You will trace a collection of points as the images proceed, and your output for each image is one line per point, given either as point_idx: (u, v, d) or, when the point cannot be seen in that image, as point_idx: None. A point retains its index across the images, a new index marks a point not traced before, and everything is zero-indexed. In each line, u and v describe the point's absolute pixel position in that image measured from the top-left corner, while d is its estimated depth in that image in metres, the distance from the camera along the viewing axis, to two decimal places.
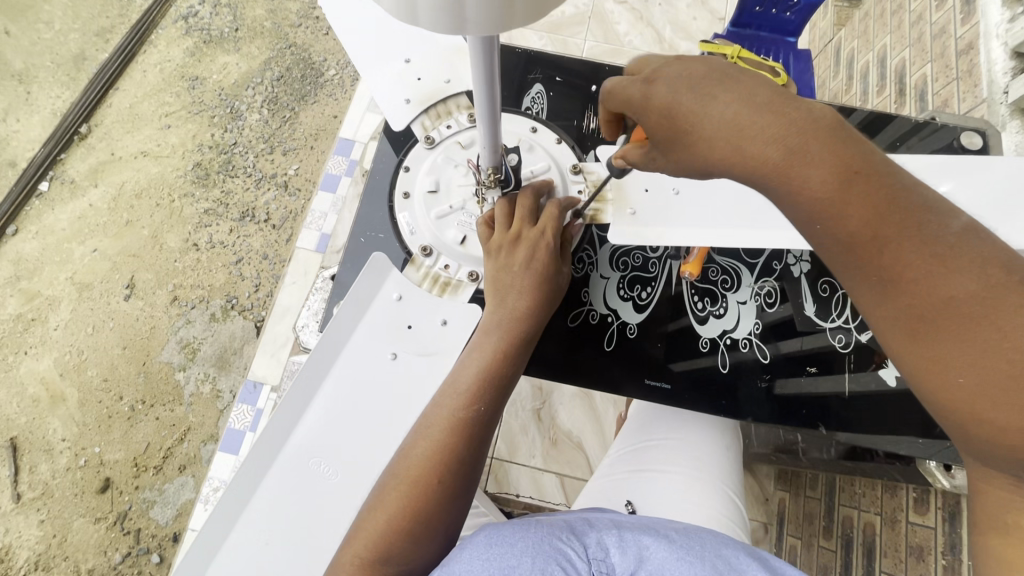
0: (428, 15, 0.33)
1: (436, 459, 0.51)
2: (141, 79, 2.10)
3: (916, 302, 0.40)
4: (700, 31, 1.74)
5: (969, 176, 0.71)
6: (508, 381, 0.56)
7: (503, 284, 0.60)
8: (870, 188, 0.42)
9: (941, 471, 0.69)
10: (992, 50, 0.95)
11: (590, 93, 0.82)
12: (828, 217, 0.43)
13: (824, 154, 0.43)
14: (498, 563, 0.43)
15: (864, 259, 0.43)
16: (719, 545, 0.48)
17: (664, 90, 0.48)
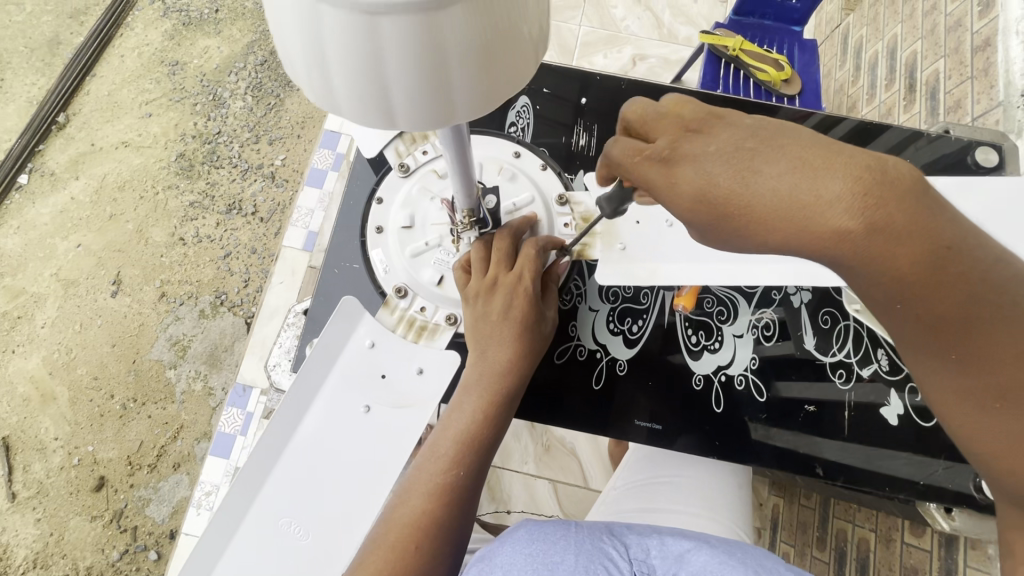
0: (353, 104, 0.32)
1: (414, 531, 0.48)
2: (119, 64, 2.01)
3: (993, 381, 0.39)
4: (700, 14, 1.65)
5: (978, 202, 0.68)
6: (490, 444, 0.54)
7: (485, 332, 0.57)
8: (949, 273, 0.38)
9: (940, 513, 0.68)
10: (1011, 48, 0.89)
11: (580, 105, 0.77)
12: (912, 296, 0.39)
13: (899, 238, 0.37)
14: (541, 557, 0.43)
15: (933, 339, 0.40)
16: (762, 556, 0.44)
17: (688, 171, 0.42)
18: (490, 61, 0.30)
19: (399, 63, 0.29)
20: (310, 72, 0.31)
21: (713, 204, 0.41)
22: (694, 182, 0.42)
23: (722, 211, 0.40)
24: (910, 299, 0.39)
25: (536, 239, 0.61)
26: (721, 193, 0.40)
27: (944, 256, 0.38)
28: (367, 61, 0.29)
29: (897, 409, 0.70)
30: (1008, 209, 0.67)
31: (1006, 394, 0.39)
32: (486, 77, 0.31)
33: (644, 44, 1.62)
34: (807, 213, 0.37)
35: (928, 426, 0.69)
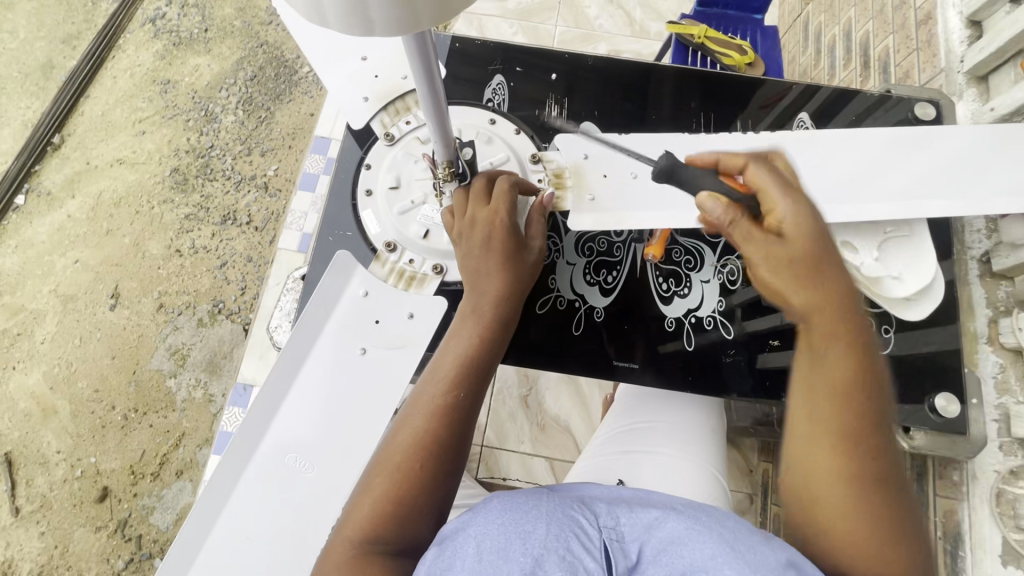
0: (339, 19, 0.33)
1: (414, 450, 0.51)
2: (112, 85, 2.08)
3: (861, 462, 0.47)
4: (669, 11, 1.74)
5: (925, 147, 0.75)
6: (485, 372, 0.58)
7: (474, 270, 0.61)
8: (871, 390, 0.50)
9: (900, 434, 0.76)
10: (949, 19, 0.97)
11: (550, 81, 0.94)
12: (840, 385, 0.50)
13: (860, 360, 0.51)
14: (513, 525, 0.37)
15: (835, 413, 0.49)
16: (723, 516, 0.41)
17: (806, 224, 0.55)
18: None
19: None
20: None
21: (803, 256, 0.53)
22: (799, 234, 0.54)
23: (805, 254, 0.53)
24: (837, 384, 0.50)
25: (510, 177, 0.66)
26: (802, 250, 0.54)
27: (872, 385, 0.51)
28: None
29: None
30: (956, 153, 0.74)
31: (864, 472, 0.47)
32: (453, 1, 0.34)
33: (617, 42, 1.70)
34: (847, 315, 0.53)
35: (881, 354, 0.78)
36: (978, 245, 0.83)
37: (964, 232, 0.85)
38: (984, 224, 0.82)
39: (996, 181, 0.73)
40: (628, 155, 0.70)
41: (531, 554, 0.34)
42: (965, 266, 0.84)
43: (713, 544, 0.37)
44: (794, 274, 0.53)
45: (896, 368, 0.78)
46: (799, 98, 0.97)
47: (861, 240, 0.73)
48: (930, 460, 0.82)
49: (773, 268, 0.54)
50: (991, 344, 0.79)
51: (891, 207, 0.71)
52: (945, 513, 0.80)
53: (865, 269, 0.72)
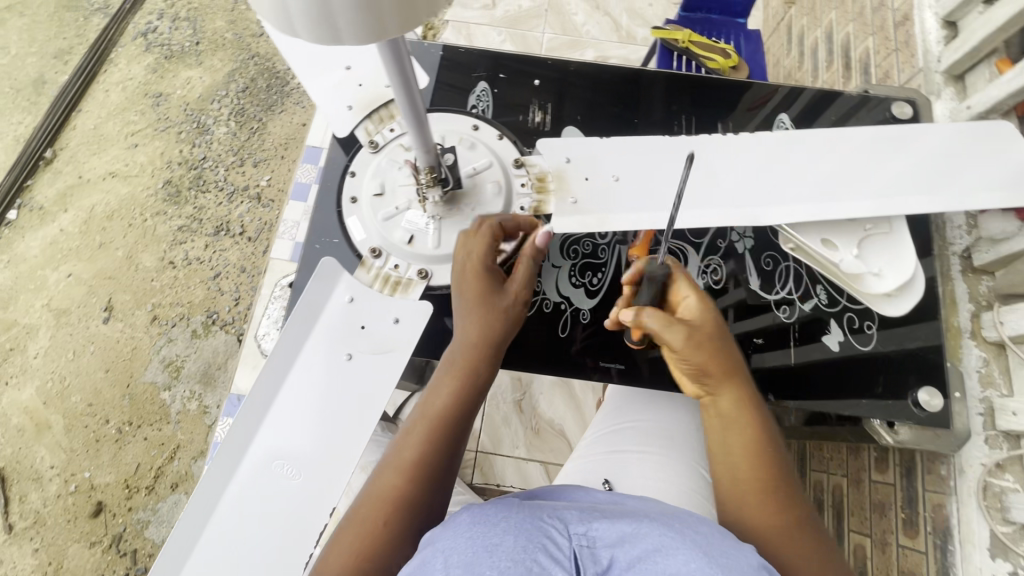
0: (307, 29, 0.35)
1: (383, 506, 0.52)
2: (103, 99, 2.08)
3: (777, 494, 0.55)
4: (655, 17, 1.76)
5: (904, 146, 0.76)
6: (464, 423, 0.59)
7: (458, 315, 0.64)
8: (770, 437, 0.59)
9: (885, 428, 0.77)
10: (925, 21, 0.99)
11: (533, 86, 0.96)
12: (746, 436, 0.58)
13: (756, 413, 0.60)
14: (481, 538, 0.38)
15: (748, 461, 0.57)
16: (695, 521, 0.43)
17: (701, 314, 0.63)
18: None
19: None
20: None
21: (713, 335, 0.61)
22: (708, 316, 0.62)
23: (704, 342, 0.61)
24: (741, 436, 0.59)
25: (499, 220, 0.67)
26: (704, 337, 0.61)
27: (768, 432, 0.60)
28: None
29: (837, 338, 0.81)
30: (935, 151, 0.75)
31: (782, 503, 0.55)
32: (419, 8, 0.35)
33: (604, 48, 1.72)
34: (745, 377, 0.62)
35: (865, 350, 0.80)
36: (960, 241, 0.83)
37: (945, 228, 0.85)
38: (965, 220, 0.83)
39: (975, 178, 0.73)
40: (610, 158, 0.72)
41: (498, 567, 0.35)
42: (947, 262, 0.84)
43: (687, 550, 0.38)
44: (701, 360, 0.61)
45: (882, 365, 0.80)
46: (780, 97, 0.99)
47: (841, 239, 0.75)
48: (919, 455, 0.83)
49: (694, 348, 0.60)
50: (975, 339, 0.79)
51: (876, 205, 0.72)
52: (935, 507, 0.80)
53: (845, 265, 0.74)
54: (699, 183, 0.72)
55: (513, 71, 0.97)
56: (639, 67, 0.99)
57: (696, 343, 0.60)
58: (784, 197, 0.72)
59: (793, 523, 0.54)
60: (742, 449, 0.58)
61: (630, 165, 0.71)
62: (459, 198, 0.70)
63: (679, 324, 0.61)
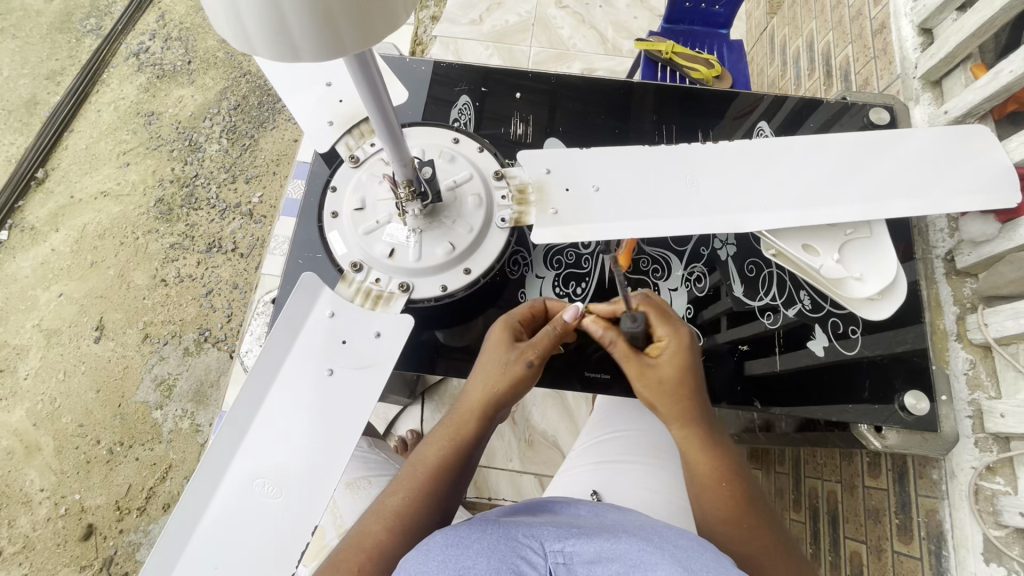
0: (265, 45, 0.35)
1: (363, 553, 0.52)
2: (96, 119, 2.09)
3: (746, 528, 0.56)
4: (640, 29, 1.79)
5: (882, 152, 0.76)
6: (455, 477, 0.59)
7: (473, 369, 0.65)
8: (740, 471, 0.59)
9: (872, 434, 0.76)
10: (902, 28, 1.00)
11: (516, 99, 0.97)
12: (716, 472, 0.58)
13: (721, 448, 0.60)
14: (454, 562, 0.39)
15: (720, 494, 0.57)
16: (674, 535, 0.43)
17: (667, 354, 0.63)
18: (376, 9, 0.34)
19: (298, 10, 0.33)
20: (225, 18, 0.34)
21: (673, 378, 0.62)
22: (675, 359, 0.62)
23: (668, 385, 0.62)
24: (710, 475, 0.58)
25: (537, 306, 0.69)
26: (665, 380, 0.62)
27: (737, 467, 0.60)
28: (269, 6, 0.32)
29: (822, 343, 0.82)
30: (914, 157, 0.76)
31: (754, 540, 0.55)
32: (376, 23, 0.35)
33: (591, 60, 1.74)
34: (706, 413, 0.62)
35: (849, 354, 0.81)
36: (942, 245, 0.84)
37: (927, 231, 0.86)
38: (946, 223, 0.84)
39: (953, 183, 0.74)
40: (591, 168, 0.72)
41: None
42: (931, 265, 0.85)
43: (665, 566, 0.38)
44: (657, 400, 0.62)
45: (867, 369, 0.80)
46: (760, 106, 1.00)
47: (822, 243, 0.75)
48: (910, 459, 0.82)
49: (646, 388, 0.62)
50: (961, 341, 0.79)
51: (857, 210, 0.72)
52: (927, 512, 0.79)
53: (826, 270, 0.74)
54: (681, 192, 0.72)
55: (496, 85, 0.98)
56: (625, 79, 1.00)
57: (645, 378, 0.62)
58: (765, 205, 0.73)
59: (762, 554, 0.54)
60: (702, 483, 0.58)
61: (609, 176, 0.72)
62: (440, 211, 0.71)
63: (633, 360, 0.63)
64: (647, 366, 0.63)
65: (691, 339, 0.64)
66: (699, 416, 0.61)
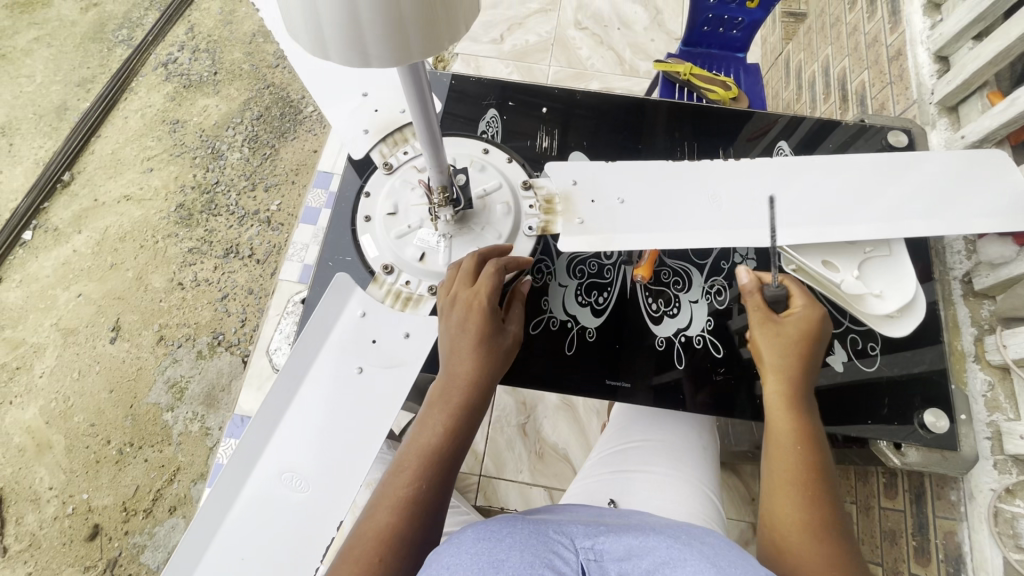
0: (339, 52, 0.37)
1: (377, 542, 0.51)
2: (123, 125, 2.16)
3: (802, 488, 0.57)
4: (657, 51, 1.83)
5: (903, 172, 0.78)
6: (452, 461, 0.58)
7: (448, 349, 0.63)
8: (819, 445, 0.61)
9: (891, 451, 0.77)
10: (918, 55, 1.03)
11: (541, 114, 1.00)
12: (796, 434, 0.61)
13: (810, 420, 0.63)
14: (487, 555, 0.39)
15: (789, 453, 0.60)
16: (701, 534, 0.44)
17: (791, 323, 0.67)
18: (443, 19, 0.37)
19: (371, 21, 0.35)
20: (305, 22, 0.37)
21: (795, 337, 0.66)
22: (802, 325, 0.67)
23: (796, 344, 0.66)
24: (789, 433, 0.61)
25: (501, 260, 0.68)
26: (792, 340, 0.66)
27: (816, 441, 0.61)
28: (347, 18, 0.35)
29: (841, 358, 0.82)
30: (933, 179, 0.77)
31: (805, 497, 0.56)
32: (442, 35, 0.38)
33: (608, 79, 1.78)
34: (806, 380, 0.65)
35: (868, 371, 0.81)
36: (959, 266, 0.85)
37: (945, 253, 0.87)
38: (964, 245, 0.85)
39: (973, 204, 0.75)
40: (615, 180, 0.74)
41: None
42: (949, 287, 0.86)
43: (694, 562, 0.39)
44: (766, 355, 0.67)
45: (886, 388, 0.80)
46: (780, 127, 1.02)
47: (842, 260, 0.76)
48: (928, 480, 0.82)
49: (772, 340, 0.67)
50: (979, 363, 0.80)
51: (874, 227, 0.74)
52: (945, 534, 0.79)
53: (846, 286, 0.75)
54: (704, 205, 0.74)
55: (522, 100, 1.02)
56: (646, 97, 1.03)
57: (766, 328, 0.68)
58: (785, 220, 0.74)
59: (814, 527, 0.54)
60: (775, 431, 0.62)
61: (634, 189, 0.74)
62: (469, 217, 0.73)
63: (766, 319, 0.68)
64: (772, 320, 0.68)
65: (824, 318, 0.68)
66: (801, 384, 0.64)
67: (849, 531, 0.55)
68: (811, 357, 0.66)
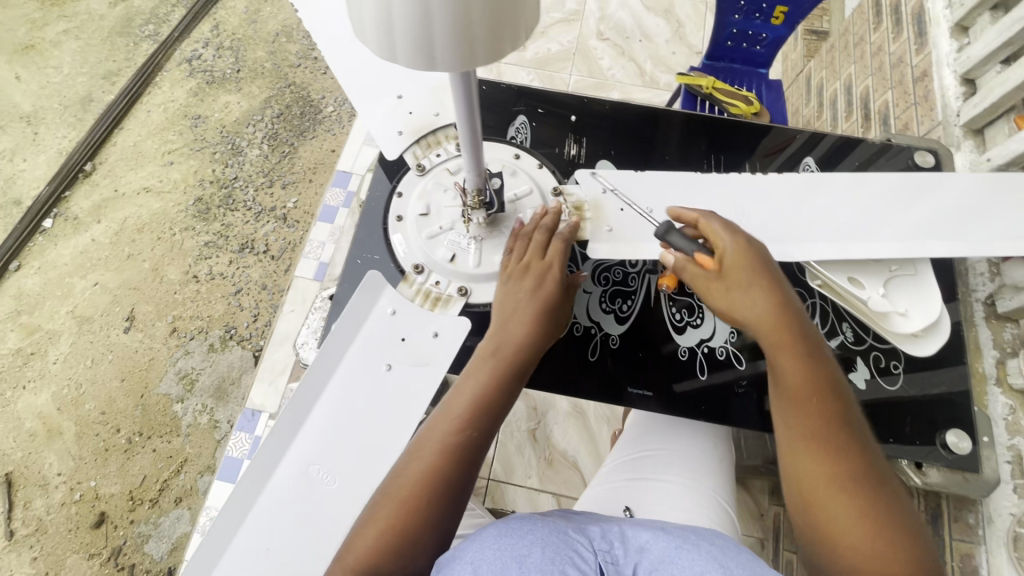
0: (407, 53, 0.39)
1: (420, 485, 0.52)
2: (145, 118, 2.19)
3: (825, 449, 0.54)
4: (678, 64, 1.85)
5: (929, 191, 0.79)
6: (499, 410, 0.59)
7: (510, 310, 0.66)
8: (836, 392, 0.57)
9: (913, 470, 0.78)
10: (945, 77, 1.03)
11: (570, 122, 1.02)
12: (800, 391, 0.57)
13: (812, 368, 0.58)
14: (510, 550, 0.40)
15: (804, 413, 0.56)
16: (710, 536, 0.45)
17: (740, 269, 0.62)
18: (509, 27, 0.39)
19: (444, 24, 0.37)
20: (378, 23, 0.38)
21: (752, 282, 0.61)
22: (750, 265, 0.62)
23: (754, 294, 0.61)
24: (791, 393, 0.58)
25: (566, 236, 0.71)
26: (749, 288, 0.61)
27: (829, 390, 0.57)
28: (420, 20, 0.37)
29: (864, 375, 0.82)
30: (960, 199, 0.78)
31: (831, 456, 0.53)
32: (506, 42, 0.40)
33: (628, 90, 1.80)
34: (797, 320, 0.60)
35: (891, 390, 0.81)
36: (982, 288, 0.85)
37: (967, 275, 0.87)
38: (987, 267, 0.85)
39: (999, 226, 0.75)
40: (644, 190, 0.75)
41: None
42: (971, 308, 0.86)
43: (702, 561, 0.40)
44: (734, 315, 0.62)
45: (909, 407, 0.80)
46: (807, 142, 1.03)
47: (868, 277, 0.76)
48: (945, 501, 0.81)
49: (731, 297, 0.62)
50: (1001, 386, 0.80)
51: (899, 246, 0.74)
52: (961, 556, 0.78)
53: (873, 304, 0.75)
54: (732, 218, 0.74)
55: (551, 107, 1.03)
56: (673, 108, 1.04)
57: (718, 286, 0.63)
58: (812, 235, 0.75)
59: (846, 482, 0.52)
60: (785, 390, 0.58)
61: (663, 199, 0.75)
62: (500, 221, 0.74)
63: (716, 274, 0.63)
64: (718, 274, 0.63)
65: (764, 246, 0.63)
66: (786, 331, 0.59)
67: (885, 476, 0.53)
68: (780, 296, 0.61)
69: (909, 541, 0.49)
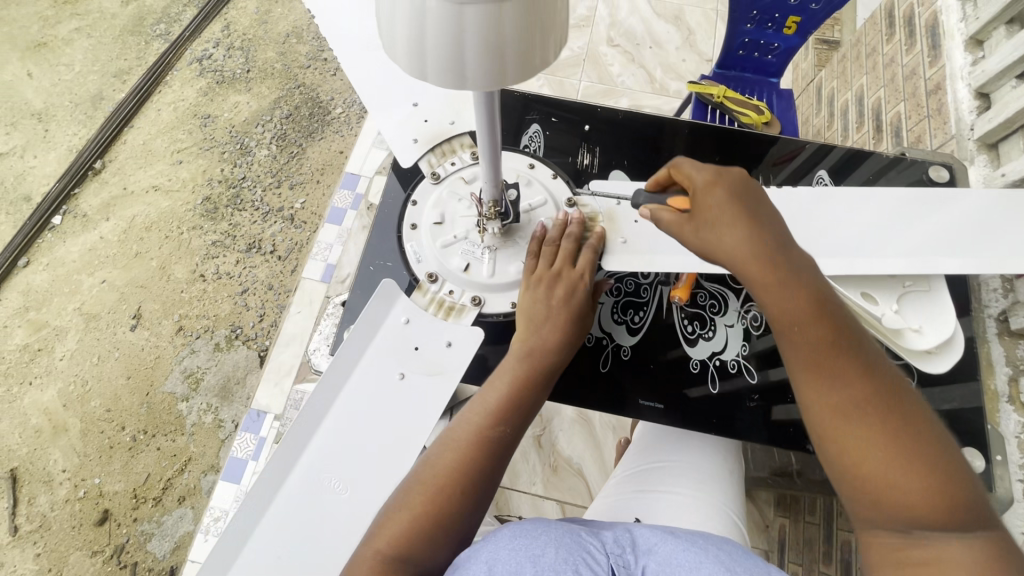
0: (438, 75, 0.42)
1: (448, 479, 0.54)
2: (155, 117, 2.20)
3: (824, 374, 0.50)
4: (688, 72, 1.85)
5: (944, 207, 0.78)
6: (527, 410, 0.61)
7: (542, 314, 0.67)
8: (830, 312, 0.53)
9: None
10: (959, 90, 1.02)
11: (583, 131, 1.02)
12: (788, 322, 0.53)
13: (799, 290, 0.54)
14: (525, 550, 0.40)
15: (797, 347, 0.53)
16: (715, 541, 0.46)
17: (710, 204, 0.59)
18: (538, 52, 0.41)
19: (476, 46, 0.40)
20: (413, 45, 0.41)
21: (723, 213, 0.58)
22: (718, 196, 0.59)
23: (724, 227, 0.58)
24: (783, 325, 0.54)
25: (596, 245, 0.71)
26: (718, 222, 0.58)
27: (823, 311, 0.53)
28: (453, 43, 0.40)
29: None
30: (976, 215, 0.77)
31: (832, 381, 0.50)
32: (535, 64, 0.42)
33: (637, 97, 1.80)
34: (776, 241, 0.56)
35: None
36: (995, 304, 0.85)
37: (980, 290, 0.87)
38: (1000, 283, 0.85)
39: (1013, 243, 0.75)
40: None
41: None
42: (983, 325, 0.86)
43: (709, 565, 0.41)
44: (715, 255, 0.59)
45: None
46: (819, 155, 1.02)
47: (880, 293, 0.76)
48: None
49: (707, 236, 0.59)
50: (1013, 404, 0.80)
51: (912, 262, 0.74)
52: None
53: (886, 320, 0.75)
54: None
55: (564, 115, 1.03)
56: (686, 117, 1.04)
57: (693, 227, 0.60)
58: (825, 250, 0.75)
59: (861, 404, 0.48)
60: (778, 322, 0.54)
61: None
62: (514, 231, 0.74)
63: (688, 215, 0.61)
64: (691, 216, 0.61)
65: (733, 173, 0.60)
66: (766, 256, 0.55)
67: (902, 390, 0.49)
68: (754, 223, 0.57)
69: (940, 463, 0.45)
